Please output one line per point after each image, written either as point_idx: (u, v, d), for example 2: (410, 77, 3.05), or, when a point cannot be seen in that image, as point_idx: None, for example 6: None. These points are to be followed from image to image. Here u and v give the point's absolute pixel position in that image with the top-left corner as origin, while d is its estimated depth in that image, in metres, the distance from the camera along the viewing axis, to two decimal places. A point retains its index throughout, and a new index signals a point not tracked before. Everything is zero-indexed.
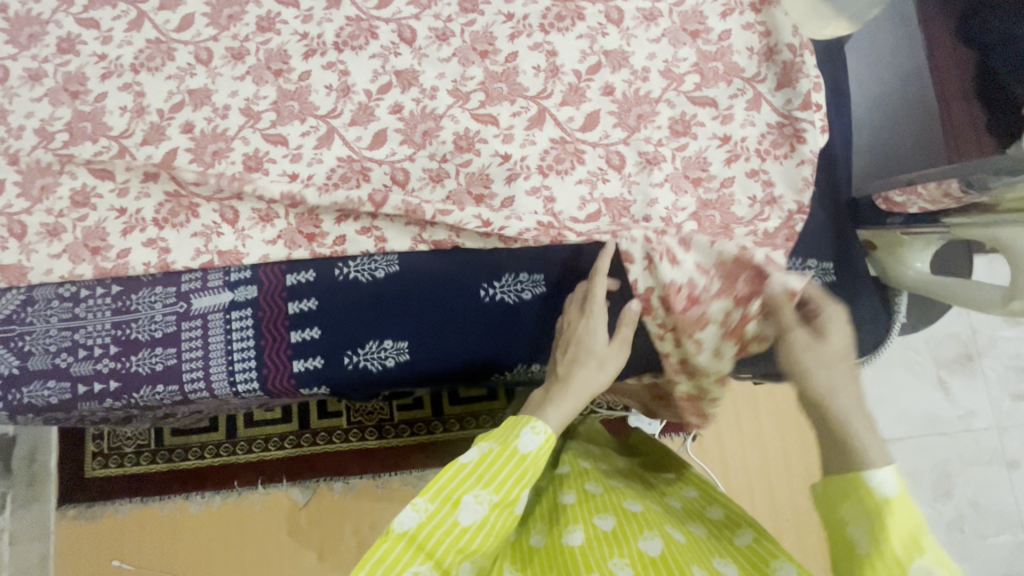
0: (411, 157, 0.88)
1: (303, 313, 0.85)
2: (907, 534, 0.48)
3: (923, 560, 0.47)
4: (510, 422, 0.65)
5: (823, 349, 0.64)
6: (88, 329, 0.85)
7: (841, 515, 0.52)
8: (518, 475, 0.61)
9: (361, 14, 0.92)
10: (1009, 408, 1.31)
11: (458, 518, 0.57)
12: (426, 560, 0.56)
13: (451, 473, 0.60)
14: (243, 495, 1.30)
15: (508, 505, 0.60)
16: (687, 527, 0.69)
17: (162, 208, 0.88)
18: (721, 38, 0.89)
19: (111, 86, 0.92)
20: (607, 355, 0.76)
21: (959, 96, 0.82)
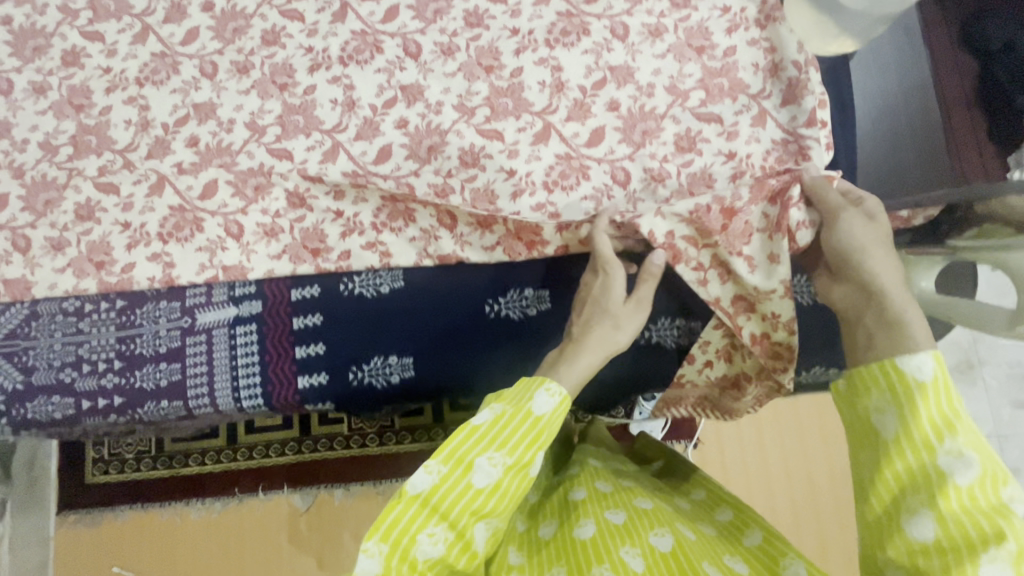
0: (416, 172, 0.88)
1: (307, 329, 0.85)
2: (942, 421, 0.54)
3: (956, 442, 0.53)
4: (523, 384, 0.66)
5: (870, 236, 0.71)
6: (92, 344, 0.85)
7: (871, 403, 0.58)
8: (531, 438, 0.63)
9: (366, 28, 0.92)
10: (1010, 415, 1.32)
11: (472, 480, 0.60)
12: (439, 522, 0.59)
13: (465, 434, 0.62)
14: (243, 501, 1.29)
15: (522, 467, 0.62)
16: (698, 526, 0.70)
17: (166, 222, 0.88)
18: (726, 54, 0.89)
19: (116, 100, 0.92)
20: (626, 314, 0.77)
21: (959, 107, 0.87)
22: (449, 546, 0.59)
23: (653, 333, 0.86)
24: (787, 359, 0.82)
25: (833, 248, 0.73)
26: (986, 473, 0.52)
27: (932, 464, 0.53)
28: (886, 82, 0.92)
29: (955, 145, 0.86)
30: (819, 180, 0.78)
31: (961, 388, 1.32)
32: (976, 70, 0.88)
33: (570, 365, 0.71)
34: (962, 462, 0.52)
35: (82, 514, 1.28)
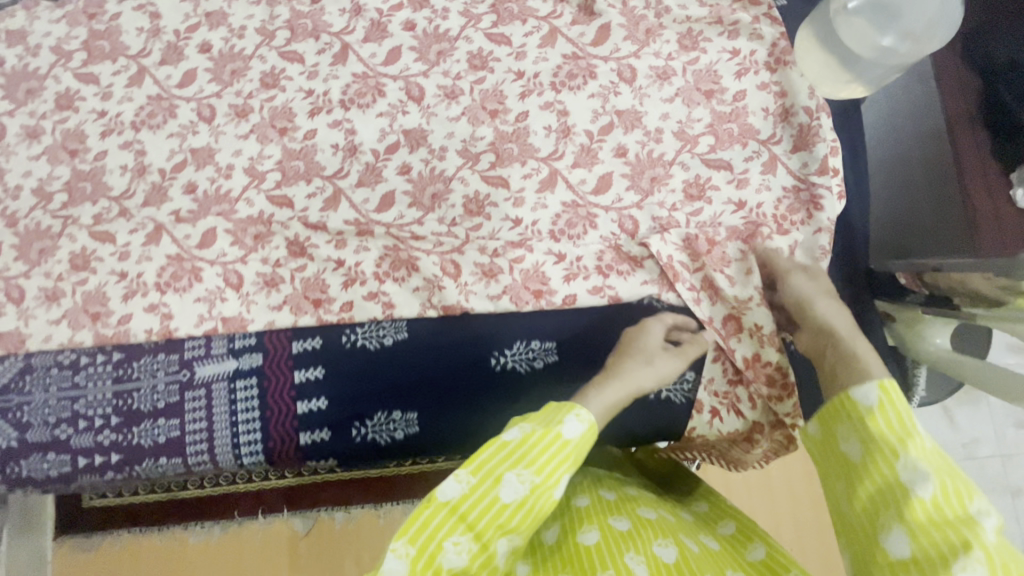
0: (420, 220, 0.86)
1: (309, 382, 0.83)
2: (896, 435, 0.52)
3: (909, 457, 0.50)
4: (552, 408, 0.61)
5: (819, 286, 0.76)
6: (88, 399, 0.83)
7: (832, 431, 0.57)
8: (561, 460, 0.57)
9: (367, 71, 0.90)
10: (1014, 437, 1.31)
11: (499, 494, 0.54)
12: (465, 532, 0.53)
13: (494, 447, 0.57)
14: (243, 525, 1.26)
15: (550, 489, 0.56)
16: (700, 538, 0.65)
17: (164, 272, 0.86)
18: (736, 99, 0.87)
19: (111, 144, 0.90)
20: (663, 356, 0.74)
21: (964, 125, 0.89)
22: (474, 561, 0.53)
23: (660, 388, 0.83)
24: (782, 385, 0.81)
25: (793, 302, 0.76)
26: (947, 483, 0.48)
27: (893, 481, 0.50)
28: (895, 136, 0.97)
29: (965, 178, 0.88)
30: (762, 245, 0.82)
31: (965, 410, 1.32)
32: (980, 89, 0.89)
33: (601, 389, 0.67)
34: (919, 475, 0.49)
35: (79, 539, 1.25)
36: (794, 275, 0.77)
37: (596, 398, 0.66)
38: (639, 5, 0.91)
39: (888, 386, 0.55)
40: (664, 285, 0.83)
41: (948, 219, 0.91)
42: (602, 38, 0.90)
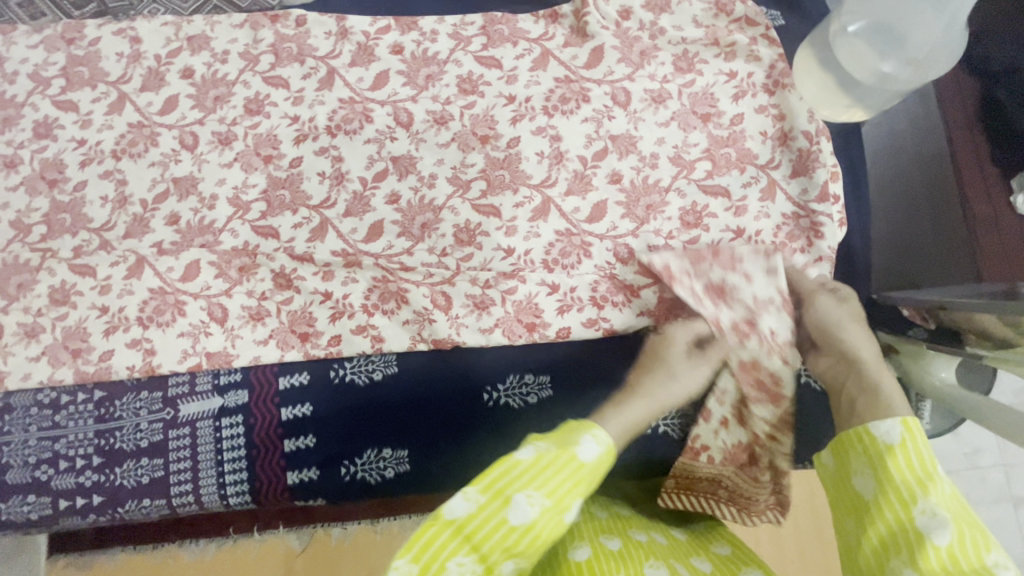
0: (409, 250, 0.84)
1: (296, 420, 0.81)
2: (916, 478, 0.51)
3: (928, 502, 0.49)
4: (567, 425, 0.55)
5: (847, 310, 0.74)
6: (69, 439, 0.81)
7: (848, 465, 0.56)
8: (575, 482, 0.51)
9: (354, 96, 0.88)
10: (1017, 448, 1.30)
11: (508, 518, 0.47)
12: (470, 553, 0.47)
13: (505, 465, 0.50)
14: (238, 542, 1.22)
15: (561, 512, 0.50)
16: (691, 562, 0.62)
17: (146, 306, 0.83)
18: (733, 123, 0.85)
19: (91, 174, 0.87)
20: (688, 369, 0.74)
21: (962, 130, 0.88)
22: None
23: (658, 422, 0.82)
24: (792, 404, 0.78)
25: (816, 326, 0.75)
26: (966, 534, 0.47)
27: (908, 524, 0.49)
28: (895, 157, 0.97)
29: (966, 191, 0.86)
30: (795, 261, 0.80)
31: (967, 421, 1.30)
32: (978, 94, 0.88)
33: (622, 407, 0.68)
34: (937, 521, 0.48)
35: (73, 557, 1.21)
36: (823, 298, 0.75)
37: (617, 414, 0.67)
38: (633, 26, 0.88)
39: (911, 423, 0.55)
40: (661, 315, 0.81)
41: (952, 241, 0.90)
42: (595, 61, 0.87)
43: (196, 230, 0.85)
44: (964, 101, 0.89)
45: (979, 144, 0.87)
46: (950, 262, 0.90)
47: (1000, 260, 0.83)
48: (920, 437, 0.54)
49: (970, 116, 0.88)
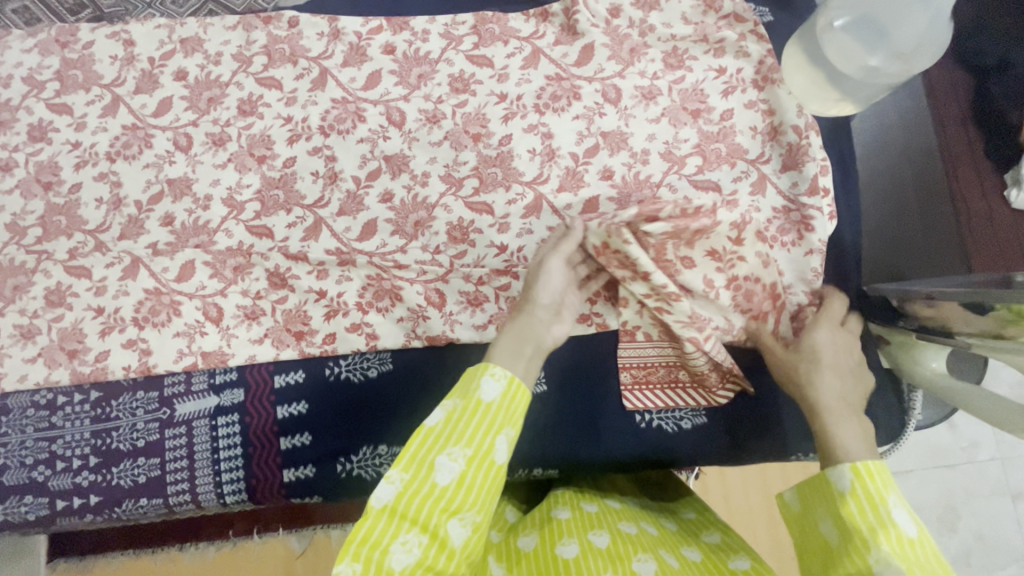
0: (403, 248, 0.84)
1: (291, 418, 0.81)
2: (868, 524, 0.52)
3: (880, 550, 0.50)
4: (465, 376, 0.60)
5: (843, 354, 0.71)
6: (66, 439, 0.81)
7: (812, 511, 0.57)
8: (486, 423, 0.56)
9: (347, 96, 0.88)
10: (1015, 440, 1.30)
11: (435, 480, 0.53)
12: (412, 529, 0.52)
13: (420, 437, 0.56)
14: (238, 545, 1.22)
15: (485, 456, 0.55)
16: (681, 552, 0.64)
17: (141, 306, 0.84)
18: (723, 118, 0.85)
19: (86, 176, 0.88)
20: (554, 268, 0.75)
21: (954, 126, 0.89)
22: (428, 555, 0.52)
23: (652, 416, 0.81)
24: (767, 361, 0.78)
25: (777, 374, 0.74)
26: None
27: (867, 572, 0.49)
28: (884, 156, 1.00)
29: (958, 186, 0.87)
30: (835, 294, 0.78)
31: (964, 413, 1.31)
32: (970, 88, 0.90)
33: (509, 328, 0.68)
34: (891, 570, 0.48)
35: (73, 562, 1.21)
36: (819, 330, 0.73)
37: (502, 334, 0.66)
38: (622, 23, 0.89)
39: (866, 469, 0.55)
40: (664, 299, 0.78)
41: (943, 236, 0.90)
42: (586, 59, 0.88)
43: (190, 230, 0.86)
44: (957, 96, 0.91)
45: (972, 140, 0.88)
46: (941, 259, 0.90)
47: (994, 250, 0.84)
48: (874, 479, 0.54)
49: (962, 109, 0.90)
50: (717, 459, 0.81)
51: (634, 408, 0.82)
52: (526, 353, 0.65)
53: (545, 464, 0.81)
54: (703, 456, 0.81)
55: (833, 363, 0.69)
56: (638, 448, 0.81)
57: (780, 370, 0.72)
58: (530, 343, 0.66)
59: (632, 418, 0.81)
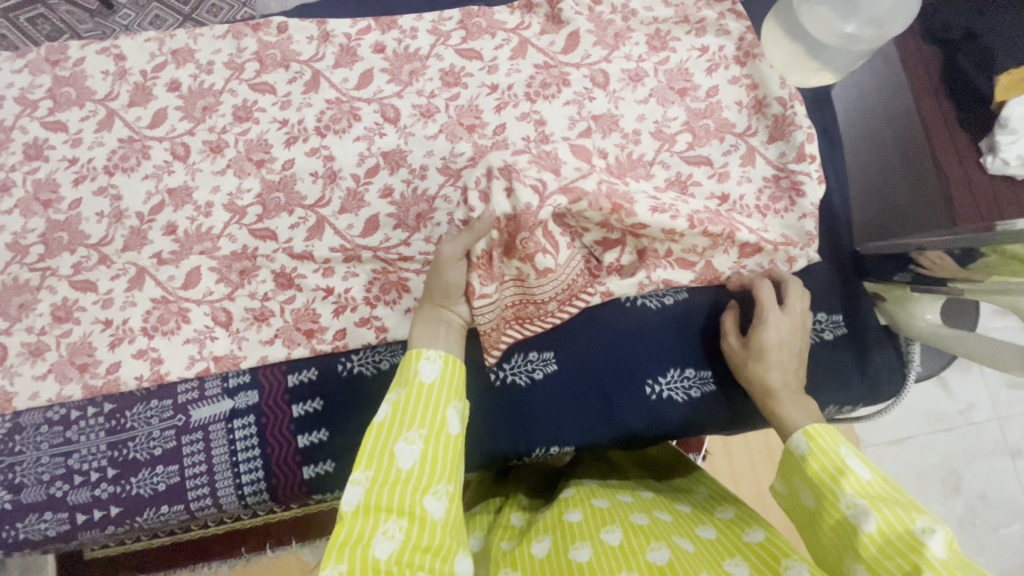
0: (406, 241, 0.86)
1: (307, 416, 0.82)
2: (830, 476, 0.57)
3: (846, 495, 0.56)
4: (401, 366, 0.62)
5: (788, 349, 0.72)
6: (82, 453, 0.81)
7: (791, 485, 0.62)
8: (433, 402, 0.59)
9: (341, 96, 0.90)
10: (1009, 398, 1.34)
11: (399, 466, 0.55)
12: (391, 517, 0.53)
13: (373, 434, 0.57)
14: (252, 561, 1.22)
15: (439, 431, 0.58)
16: (696, 533, 0.66)
17: (150, 316, 0.84)
18: (709, 95, 0.88)
19: (85, 191, 0.88)
20: (451, 263, 0.67)
21: (927, 97, 0.98)
22: (411, 535, 0.53)
23: (662, 388, 0.83)
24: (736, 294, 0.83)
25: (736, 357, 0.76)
26: (888, 512, 0.53)
27: (844, 520, 0.55)
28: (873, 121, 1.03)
29: (937, 153, 0.95)
30: (763, 281, 0.77)
31: (958, 375, 1.34)
32: (941, 59, 0.98)
33: (428, 325, 0.67)
34: (860, 511, 0.54)
35: None
36: (768, 330, 0.72)
37: (420, 334, 0.66)
38: (605, 9, 0.91)
39: (813, 430, 0.62)
40: (650, 268, 0.83)
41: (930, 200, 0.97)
42: (572, 46, 0.90)
43: (193, 239, 0.87)
44: (926, 68, 0.99)
45: (945, 109, 0.96)
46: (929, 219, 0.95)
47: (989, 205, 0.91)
48: (823, 436, 0.61)
49: (934, 72, 0.98)
50: (723, 425, 0.84)
51: (643, 380, 0.83)
52: (441, 331, 0.67)
53: (561, 444, 0.83)
54: (712, 422, 0.83)
55: (776, 363, 0.71)
56: (650, 417, 0.82)
57: (736, 363, 0.76)
58: (442, 322, 0.68)
59: (643, 390, 0.83)
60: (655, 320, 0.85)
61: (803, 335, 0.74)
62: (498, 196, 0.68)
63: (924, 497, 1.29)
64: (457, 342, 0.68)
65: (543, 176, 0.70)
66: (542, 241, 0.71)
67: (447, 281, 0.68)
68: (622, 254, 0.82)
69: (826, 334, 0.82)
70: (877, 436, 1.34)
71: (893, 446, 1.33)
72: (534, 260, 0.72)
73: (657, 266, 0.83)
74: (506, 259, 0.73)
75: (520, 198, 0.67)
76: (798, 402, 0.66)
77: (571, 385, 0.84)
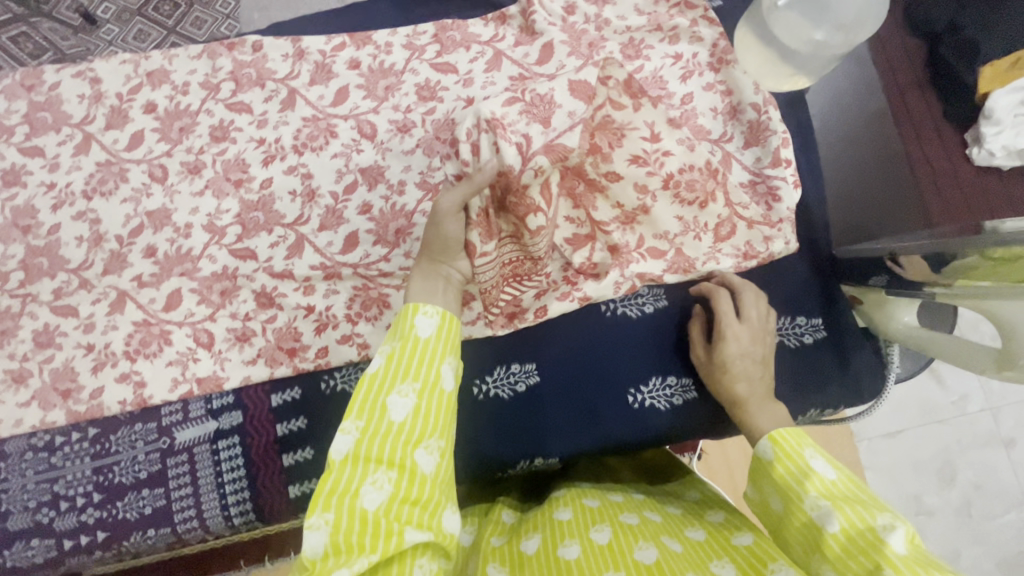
0: (386, 257, 0.86)
1: (292, 435, 0.82)
2: (795, 479, 0.59)
3: (810, 498, 0.57)
4: (398, 317, 0.62)
5: (751, 359, 0.74)
6: (67, 478, 0.81)
7: (761, 492, 0.63)
8: (429, 357, 0.60)
9: (317, 113, 0.90)
10: (1001, 388, 1.34)
11: (391, 418, 0.56)
12: (380, 468, 0.55)
13: (365, 385, 0.58)
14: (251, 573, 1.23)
15: (433, 386, 0.59)
16: (684, 535, 0.66)
17: (132, 339, 0.84)
18: (684, 102, 0.88)
19: (64, 216, 0.88)
20: (449, 216, 0.66)
21: (911, 88, 0.99)
22: (400, 488, 0.55)
23: (644, 396, 0.83)
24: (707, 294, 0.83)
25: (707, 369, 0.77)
26: (850, 512, 0.54)
27: (809, 523, 0.56)
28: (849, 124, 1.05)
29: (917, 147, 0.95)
30: (720, 291, 0.79)
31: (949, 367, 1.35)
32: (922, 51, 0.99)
33: (427, 282, 0.66)
34: (824, 513, 0.55)
35: None
36: (728, 345, 0.74)
37: (420, 289, 0.65)
38: (579, 20, 0.91)
39: (779, 434, 0.63)
40: (623, 265, 0.84)
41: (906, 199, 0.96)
42: (546, 57, 0.90)
43: (173, 261, 0.87)
44: (913, 61, 1.00)
45: (930, 102, 0.97)
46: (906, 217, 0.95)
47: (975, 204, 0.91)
48: (788, 439, 0.62)
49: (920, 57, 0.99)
50: (706, 431, 0.84)
51: (625, 388, 0.84)
52: (440, 288, 0.66)
53: (547, 454, 0.83)
54: (695, 430, 0.84)
55: (741, 374, 0.72)
56: (634, 427, 0.83)
57: (705, 374, 0.78)
58: (441, 278, 0.67)
59: (625, 398, 0.83)
60: (635, 329, 0.85)
61: (765, 342, 0.76)
62: (486, 150, 0.69)
63: (919, 489, 1.30)
64: (457, 300, 0.67)
65: (529, 131, 0.72)
66: (535, 200, 0.73)
67: (446, 237, 0.67)
68: (592, 253, 0.85)
69: (806, 338, 0.82)
70: (870, 430, 1.34)
71: (887, 440, 1.33)
72: (527, 220, 0.74)
73: (629, 261, 0.85)
74: (502, 214, 0.75)
75: (506, 157, 0.69)
76: (766, 407, 0.68)
77: (552, 396, 0.84)
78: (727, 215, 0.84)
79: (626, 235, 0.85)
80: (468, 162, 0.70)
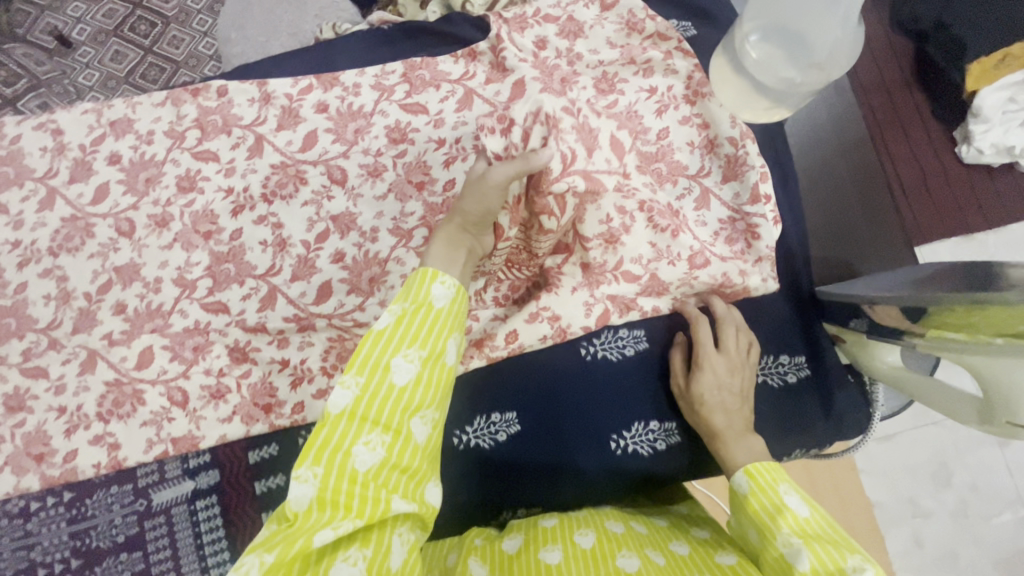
0: (360, 306, 0.84)
1: (272, 492, 0.82)
2: (769, 515, 0.59)
3: (783, 534, 0.56)
4: (413, 279, 0.61)
5: (728, 391, 0.75)
6: (44, 545, 0.80)
7: (741, 525, 0.63)
8: (440, 326, 0.59)
9: (285, 160, 0.88)
10: None
11: (392, 381, 0.56)
12: (373, 429, 0.54)
13: (370, 340, 0.57)
14: None
15: (438, 357, 0.58)
16: (669, 547, 0.63)
17: (104, 400, 0.83)
18: (660, 138, 0.85)
19: (30, 274, 0.86)
20: (493, 189, 0.65)
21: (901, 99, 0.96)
22: (392, 452, 0.55)
23: (627, 441, 0.82)
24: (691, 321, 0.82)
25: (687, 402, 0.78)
26: (821, 551, 0.53)
27: (780, 558, 0.55)
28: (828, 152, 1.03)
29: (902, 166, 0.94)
30: (701, 321, 0.80)
31: None
32: None
33: (451, 248, 0.66)
34: (795, 550, 0.54)
35: None
36: (705, 376, 0.75)
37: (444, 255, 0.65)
38: (550, 55, 0.89)
39: (756, 468, 0.64)
40: (593, 284, 0.82)
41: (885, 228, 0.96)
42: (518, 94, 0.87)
43: (144, 316, 0.85)
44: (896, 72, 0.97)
45: None
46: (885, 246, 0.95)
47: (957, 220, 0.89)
48: (763, 473, 0.63)
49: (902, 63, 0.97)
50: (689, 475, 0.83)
51: (607, 434, 0.82)
52: (461, 258, 0.67)
53: (529, 501, 0.82)
54: (679, 474, 0.83)
55: (718, 407, 0.74)
56: (618, 474, 0.82)
57: (683, 404, 0.79)
58: (465, 249, 0.68)
59: (607, 444, 0.82)
60: (616, 374, 0.84)
61: (744, 375, 0.77)
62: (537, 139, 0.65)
63: (915, 492, 1.29)
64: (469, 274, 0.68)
65: (575, 147, 0.69)
66: (549, 204, 0.70)
67: (484, 209, 0.67)
68: (565, 260, 0.82)
69: (789, 377, 0.82)
70: None
71: (882, 444, 1.32)
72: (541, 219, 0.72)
73: (600, 282, 0.82)
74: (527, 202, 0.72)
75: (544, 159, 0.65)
76: (742, 443, 0.70)
77: (534, 444, 0.82)
78: (698, 246, 0.82)
79: (606, 254, 0.81)
80: (515, 145, 0.66)
